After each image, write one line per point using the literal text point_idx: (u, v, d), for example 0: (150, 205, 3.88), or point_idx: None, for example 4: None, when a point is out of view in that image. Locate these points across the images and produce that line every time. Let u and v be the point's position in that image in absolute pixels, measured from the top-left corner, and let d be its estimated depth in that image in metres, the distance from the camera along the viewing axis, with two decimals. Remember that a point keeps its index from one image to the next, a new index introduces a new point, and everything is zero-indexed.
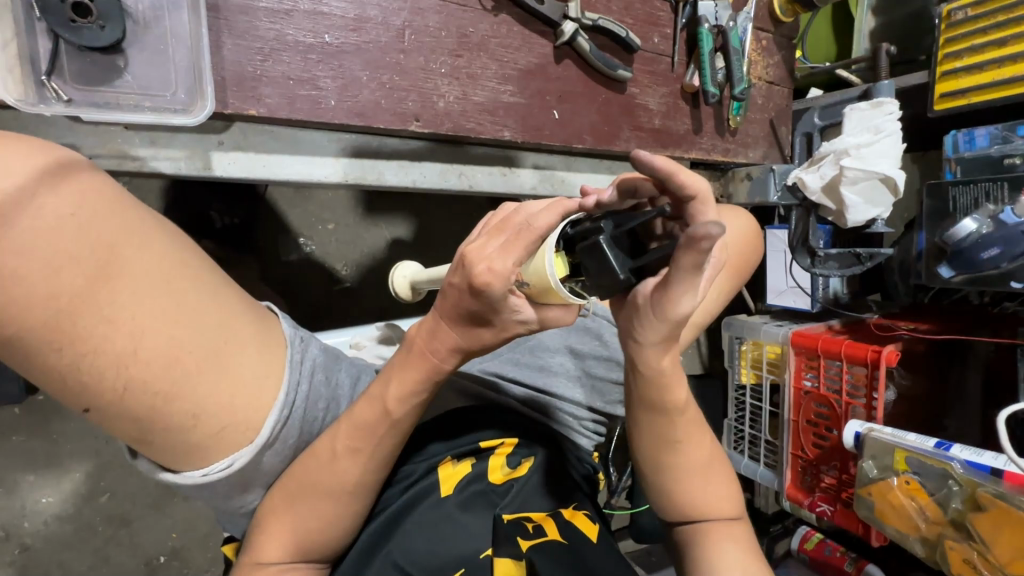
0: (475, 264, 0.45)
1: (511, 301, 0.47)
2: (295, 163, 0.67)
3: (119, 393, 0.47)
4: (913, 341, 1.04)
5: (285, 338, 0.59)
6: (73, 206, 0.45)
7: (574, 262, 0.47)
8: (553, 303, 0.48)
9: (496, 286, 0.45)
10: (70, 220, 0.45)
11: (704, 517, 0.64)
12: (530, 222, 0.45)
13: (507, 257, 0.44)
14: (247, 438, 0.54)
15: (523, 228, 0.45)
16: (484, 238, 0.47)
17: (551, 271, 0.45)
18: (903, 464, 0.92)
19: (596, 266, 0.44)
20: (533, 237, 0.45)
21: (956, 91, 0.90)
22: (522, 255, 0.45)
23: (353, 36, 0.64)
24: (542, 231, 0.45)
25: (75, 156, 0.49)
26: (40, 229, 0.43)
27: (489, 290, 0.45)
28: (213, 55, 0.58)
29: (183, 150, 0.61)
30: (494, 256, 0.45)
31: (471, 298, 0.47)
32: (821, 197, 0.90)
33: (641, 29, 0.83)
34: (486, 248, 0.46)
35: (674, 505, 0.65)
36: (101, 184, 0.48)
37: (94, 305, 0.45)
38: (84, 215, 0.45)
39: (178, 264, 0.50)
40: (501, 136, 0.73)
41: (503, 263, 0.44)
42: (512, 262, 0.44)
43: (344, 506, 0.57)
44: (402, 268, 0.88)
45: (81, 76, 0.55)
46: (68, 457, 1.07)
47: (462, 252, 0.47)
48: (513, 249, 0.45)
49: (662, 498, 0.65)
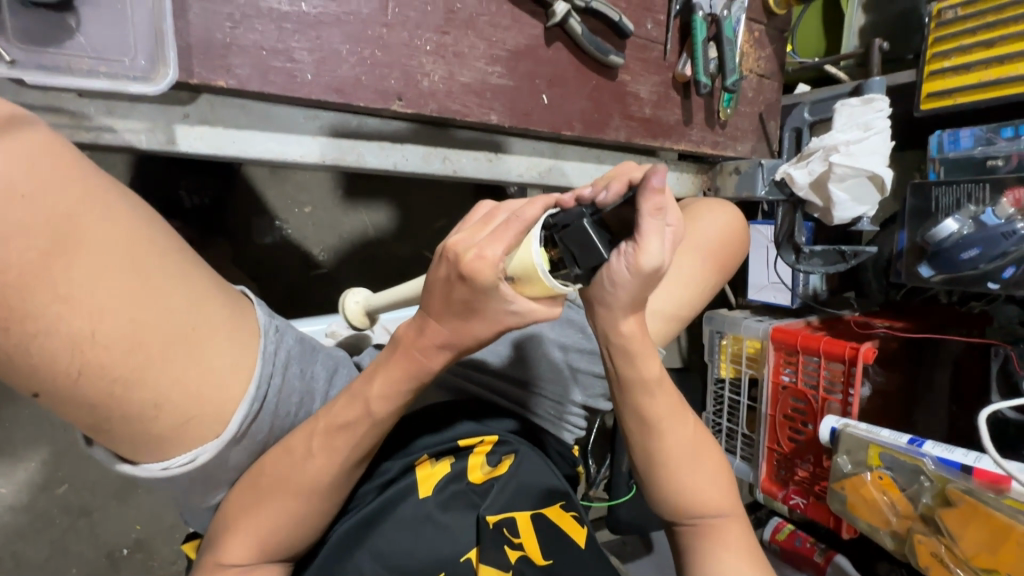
0: (464, 252, 0.42)
1: (500, 290, 0.44)
2: (268, 141, 0.63)
3: (73, 377, 0.43)
4: (888, 338, 1.06)
5: (259, 327, 0.55)
6: (28, 171, 0.41)
7: (557, 255, 0.45)
8: (539, 295, 0.46)
9: (486, 275, 0.42)
10: (24, 186, 0.40)
11: (692, 516, 0.63)
12: (518, 211, 0.43)
13: (497, 244, 0.42)
14: (212, 431, 0.51)
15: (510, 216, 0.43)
16: (473, 227, 0.44)
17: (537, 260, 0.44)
18: (876, 460, 0.93)
19: (581, 250, 0.44)
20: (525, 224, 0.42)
21: (943, 91, 0.90)
22: (512, 242, 0.42)
23: (333, 6, 0.60)
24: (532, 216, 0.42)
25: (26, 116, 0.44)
26: None
27: (480, 281, 0.42)
28: (178, 19, 0.53)
29: (144, 121, 0.57)
30: (483, 243, 0.42)
31: (455, 295, 0.44)
32: (808, 193, 0.90)
33: (634, 14, 0.80)
34: (474, 238, 0.43)
35: (662, 503, 0.64)
36: (54, 143, 0.44)
37: (47, 282, 0.41)
38: (38, 180, 0.41)
39: (145, 240, 0.46)
40: (488, 119, 0.70)
41: (494, 251, 0.42)
42: (502, 250, 0.42)
43: (315, 506, 0.55)
44: (353, 294, 0.77)
45: (27, 36, 0.50)
46: (22, 447, 1.01)
47: (444, 246, 0.44)
48: (502, 236, 0.42)
49: (651, 495, 0.65)
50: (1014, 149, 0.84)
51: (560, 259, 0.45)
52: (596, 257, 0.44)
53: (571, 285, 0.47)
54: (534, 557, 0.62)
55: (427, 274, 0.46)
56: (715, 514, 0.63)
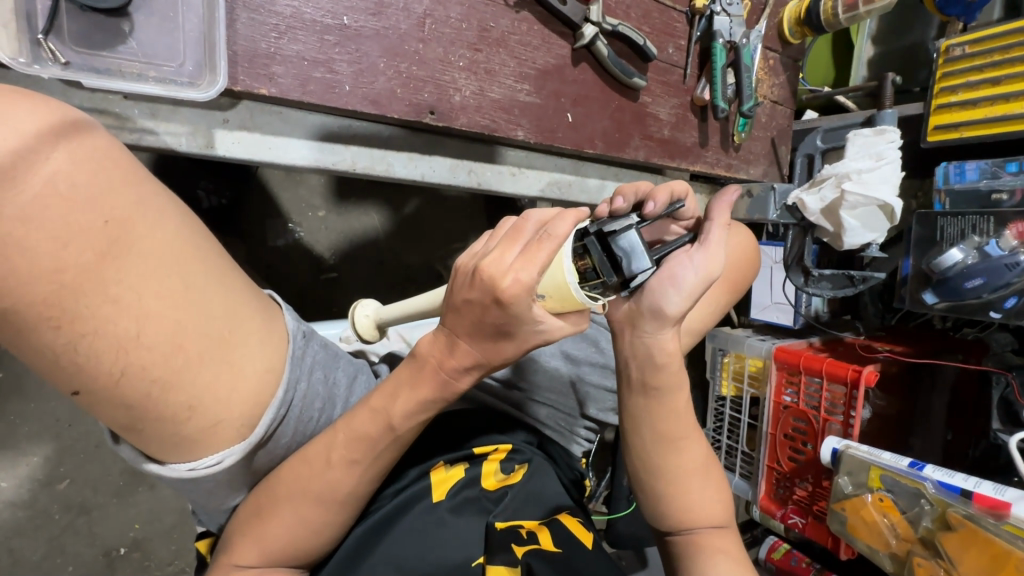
0: (498, 276, 0.43)
1: (534, 311, 0.45)
2: (299, 149, 0.64)
3: (115, 377, 0.43)
4: (889, 362, 1.07)
5: (287, 332, 0.56)
6: (90, 175, 0.42)
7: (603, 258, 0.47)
8: (567, 309, 0.48)
9: (522, 298, 0.43)
10: (83, 190, 0.41)
11: (696, 530, 0.64)
12: (549, 229, 0.44)
13: (531, 267, 0.43)
14: (240, 434, 0.51)
15: (542, 236, 0.44)
16: (499, 247, 0.44)
17: (571, 275, 0.46)
18: (877, 482, 0.95)
19: (637, 249, 0.47)
20: (556, 244, 0.44)
21: (949, 125, 0.93)
22: (545, 263, 0.43)
23: (373, 21, 0.61)
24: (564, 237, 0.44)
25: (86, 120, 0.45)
26: (52, 196, 0.40)
27: (515, 304, 0.43)
28: (227, 28, 0.54)
29: (185, 125, 0.58)
30: (517, 266, 0.43)
31: (488, 314, 0.45)
32: (820, 218, 0.92)
33: (657, 39, 0.83)
34: (504, 258, 0.43)
35: (665, 515, 0.65)
36: (114, 153, 0.45)
37: (100, 283, 0.42)
38: (96, 184, 0.42)
39: (189, 246, 0.47)
40: (515, 135, 0.72)
41: (529, 274, 0.43)
42: (538, 273, 0.43)
43: (334, 512, 0.55)
44: (362, 306, 0.74)
45: (81, 38, 0.51)
46: (25, 441, 1.01)
47: (475, 267, 0.44)
48: (535, 258, 0.43)
49: (654, 507, 0.65)
50: (1018, 183, 0.87)
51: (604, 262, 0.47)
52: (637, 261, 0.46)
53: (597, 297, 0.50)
54: (544, 550, 0.59)
55: (449, 293, 0.47)
56: (711, 524, 0.64)
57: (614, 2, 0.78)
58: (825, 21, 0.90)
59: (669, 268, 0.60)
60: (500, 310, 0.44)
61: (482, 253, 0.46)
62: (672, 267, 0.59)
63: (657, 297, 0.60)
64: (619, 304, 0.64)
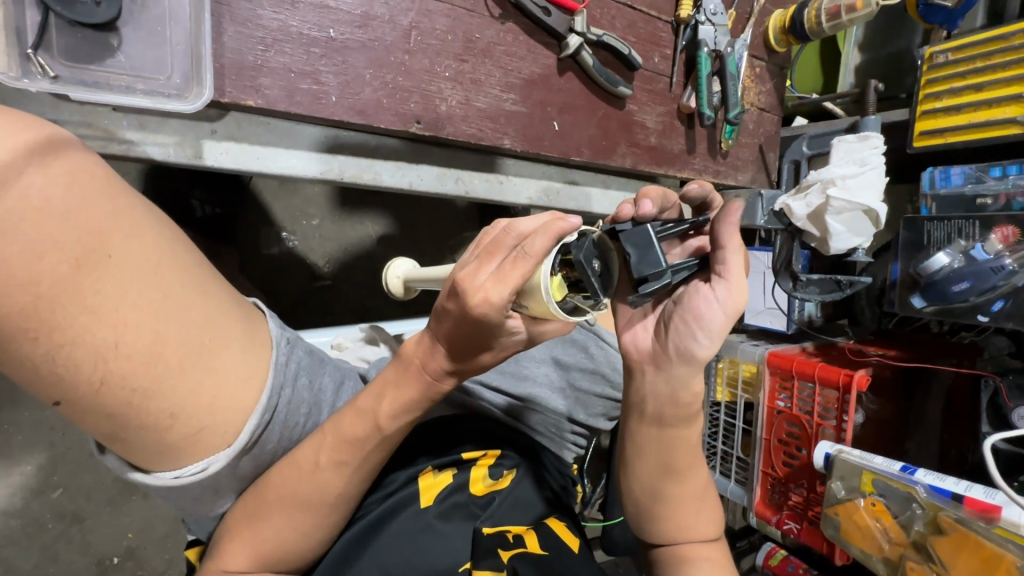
0: (468, 293, 0.43)
1: (506, 325, 0.46)
2: (287, 158, 0.65)
3: (95, 386, 0.44)
4: (881, 367, 1.07)
5: (271, 340, 0.56)
6: (64, 189, 0.43)
7: (599, 270, 0.46)
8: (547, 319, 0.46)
9: (493, 316, 0.43)
10: (57, 203, 0.42)
11: (681, 543, 0.65)
12: (524, 248, 0.42)
13: (503, 286, 0.42)
14: (224, 441, 0.51)
15: (518, 254, 0.42)
16: (476, 262, 0.44)
17: (548, 294, 0.43)
18: (869, 486, 0.95)
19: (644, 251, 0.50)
20: (531, 263, 0.42)
21: (934, 130, 0.94)
22: (519, 283, 0.42)
23: (359, 33, 0.63)
24: (540, 256, 0.42)
25: (66, 135, 0.46)
26: (25, 210, 0.41)
27: (486, 319, 0.44)
28: (214, 41, 0.56)
29: (173, 136, 0.59)
30: (489, 285, 0.43)
31: (466, 322, 0.45)
32: (806, 223, 0.90)
33: (642, 48, 0.84)
34: (478, 276, 0.44)
35: (652, 526, 0.66)
36: (93, 166, 0.46)
37: (77, 294, 0.42)
38: (73, 197, 0.43)
39: (167, 255, 0.48)
40: (501, 143, 0.73)
41: (499, 294, 0.42)
42: (509, 293, 0.42)
43: (321, 518, 0.56)
44: (395, 267, 0.87)
45: (70, 52, 0.52)
46: (19, 449, 1.01)
47: (455, 280, 0.45)
48: (509, 278, 0.42)
49: (640, 511, 0.66)
50: (1003, 188, 0.88)
51: (599, 277, 0.46)
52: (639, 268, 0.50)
53: (586, 308, 0.47)
54: (531, 552, 0.60)
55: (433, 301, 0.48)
56: (697, 525, 0.65)
57: (599, 12, 0.80)
58: (809, 29, 0.91)
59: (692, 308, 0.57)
60: (473, 320, 0.44)
61: (466, 264, 0.47)
62: (697, 307, 0.57)
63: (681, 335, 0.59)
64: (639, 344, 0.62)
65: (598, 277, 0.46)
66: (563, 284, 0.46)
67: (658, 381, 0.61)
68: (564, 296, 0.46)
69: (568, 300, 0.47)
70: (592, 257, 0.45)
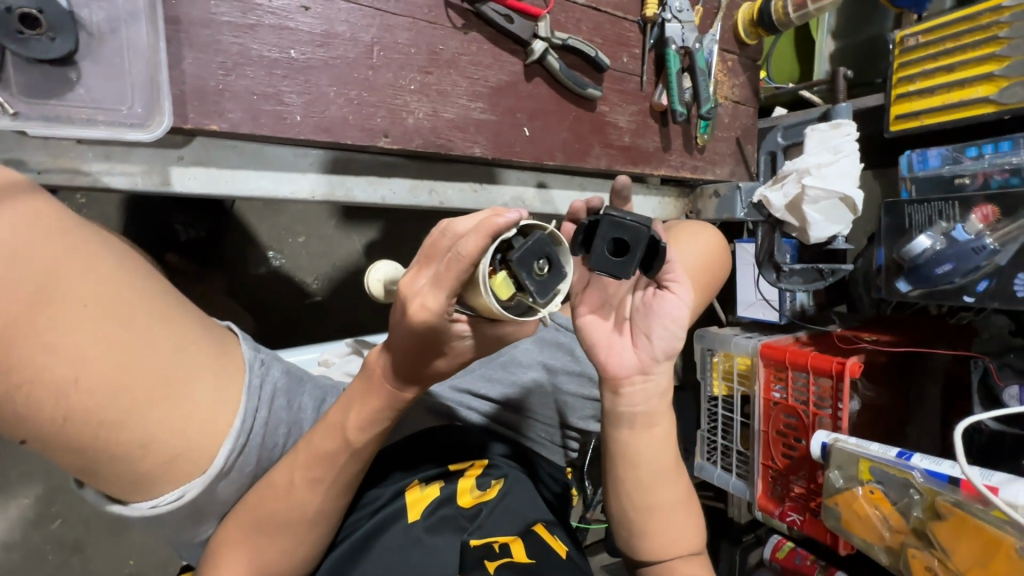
0: (410, 300, 0.45)
1: (454, 328, 0.46)
2: (260, 179, 0.66)
3: (59, 422, 0.44)
4: (874, 352, 1.07)
5: (244, 362, 0.57)
6: (11, 228, 0.43)
7: (543, 274, 0.41)
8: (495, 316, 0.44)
9: (431, 321, 0.44)
10: (6, 243, 0.42)
11: (667, 560, 0.65)
12: (458, 251, 0.41)
13: (439, 292, 0.43)
14: (200, 467, 0.51)
15: (452, 258, 0.41)
16: (416, 267, 0.46)
17: (491, 300, 0.41)
18: (866, 474, 0.93)
19: (616, 254, 0.47)
20: (466, 266, 0.41)
21: (910, 113, 0.94)
22: (454, 287, 0.42)
23: (321, 52, 0.63)
24: (472, 257, 0.40)
25: (16, 178, 0.47)
26: None
27: (428, 326, 0.45)
28: (173, 69, 0.56)
29: (140, 165, 0.60)
30: (426, 292, 0.44)
31: (420, 336, 0.46)
32: (784, 214, 0.93)
33: (611, 49, 0.84)
34: (417, 283, 0.46)
35: (643, 542, 0.66)
36: (42, 208, 0.46)
37: (32, 332, 0.43)
38: (22, 237, 0.43)
39: (126, 286, 0.48)
40: (472, 152, 0.73)
41: (435, 301, 0.44)
42: (444, 298, 0.43)
43: (302, 535, 0.56)
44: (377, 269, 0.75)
45: (29, 88, 0.53)
46: (16, 482, 1.01)
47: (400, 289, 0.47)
48: (443, 283, 0.43)
49: (621, 525, 0.67)
50: (979, 167, 0.88)
51: (541, 283, 0.41)
52: (623, 267, 0.47)
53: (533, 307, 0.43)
54: (516, 562, 0.58)
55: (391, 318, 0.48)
56: (674, 511, 0.65)
57: (564, 17, 0.80)
58: (777, 20, 0.91)
59: (658, 314, 0.61)
60: (417, 330, 0.45)
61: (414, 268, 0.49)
62: (657, 317, 0.61)
63: (630, 341, 0.63)
64: (624, 359, 0.62)
65: (541, 283, 0.40)
66: (509, 282, 0.42)
67: (634, 389, 0.62)
68: (512, 294, 0.42)
69: (518, 298, 0.43)
70: (537, 256, 0.40)
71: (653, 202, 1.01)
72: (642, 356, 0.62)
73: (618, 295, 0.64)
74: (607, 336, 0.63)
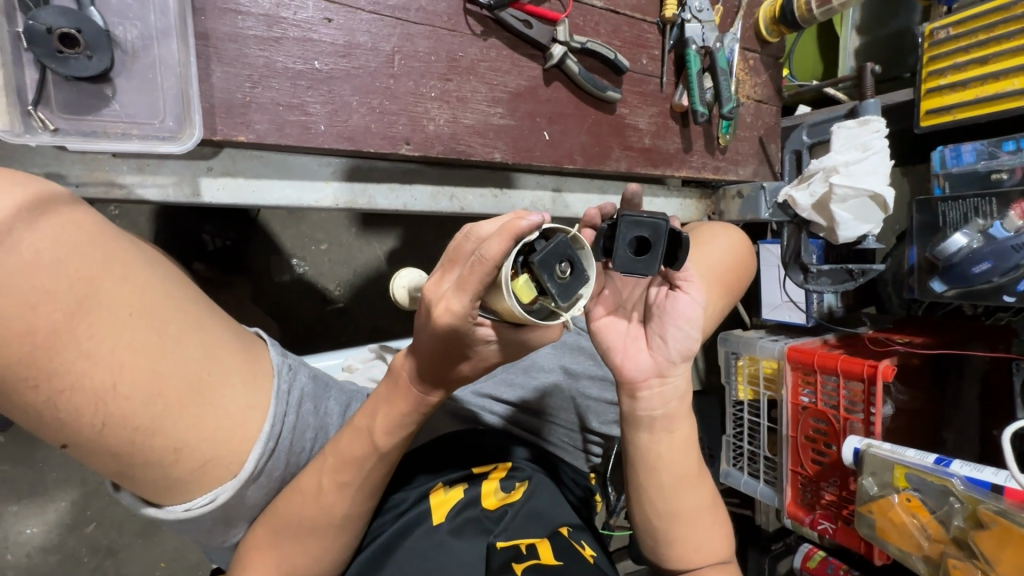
0: (435, 303, 0.45)
1: (479, 333, 0.46)
2: (285, 189, 0.67)
3: (98, 428, 0.46)
4: (908, 356, 1.02)
5: (272, 367, 0.57)
6: (53, 240, 0.44)
7: (566, 277, 0.40)
8: (517, 321, 0.43)
9: (453, 323, 0.44)
10: (48, 254, 0.44)
11: (697, 569, 0.64)
12: (482, 254, 0.40)
13: (462, 295, 0.43)
14: (231, 471, 0.52)
15: (475, 261, 0.41)
16: (440, 272, 0.47)
17: (514, 303, 0.40)
18: (903, 481, 0.90)
19: (637, 253, 0.47)
20: (490, 268, 0.40)
21: (942, 108, 0.90)
22: (478, 291, 0.42)
23: (343, 62, 0.64)
24: (495, 259, 0.40)
25: (57, 188, 0.48)
26: (19, 264, 0.43)
27: (452, 328, 0.45)
28: (203, 83, 0.58)
29: (171, 176, 0.61)
30: (449, 294, 0.44)
31: (445, 340, 0.46)
32: (811, 214, 0.91)
33: (629, 51, 0.84)
34: (441, 287, 0.46)
35: (670, 551, 0.65)
36: (83, 218, 0.48)
37: (73, 340, 0.44)
38: (63, 247, 0.45)
39: (160, 294, 0.49)
40: (492, 157, 0.73)
41: (460, 302, 0.43)
42: (468, 300, 0.43)
43: (330, 539, 0.56)
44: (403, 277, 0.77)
45: (68, 106, 0.55)
46: (52, 486, 1.04)
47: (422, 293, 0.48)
48: (466, 286, 0.42)
49: (647, 533, 0.66)
50: (1017, 162, 0.84)
51: (563, 286, 0.40)
52: (647, 265, 0.46)
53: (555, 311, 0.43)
54: (544, 563, 0.57)
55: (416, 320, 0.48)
56: (701, 514, 0.64)
57: (582, 20, 0.80)
58: (800, 17, 0.89)
59: (672, 316, 0.60)
60: (441, 333, 0.45)
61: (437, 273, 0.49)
62: (672, 319, 0.60)
63: (645, 343, 0.62)
64: (642, 362, 0.61)
65: (564, 286, 0.40)
66: (530, 286, 0.41)
67: (659, 392, 0.61)
68: (534, 298, 0.42)
69: (539, 302, 0.42)
70: (560, 258, 0.40)
71: (674, 204, 1.00)
72: (660, 360, 0.61)
73: (633, 299, 0.64)
74: (622, 338, 0.62)
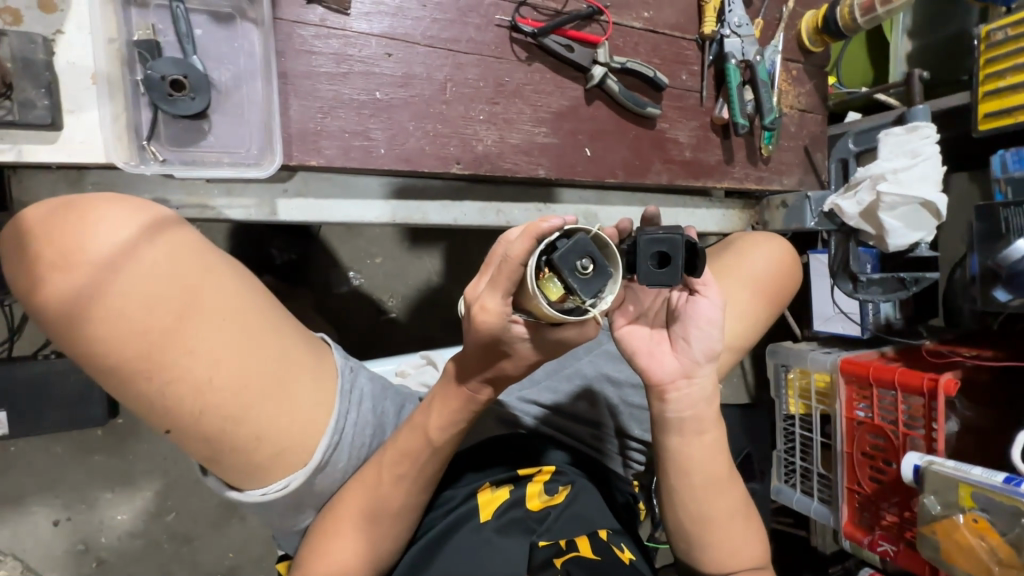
0: (473, 304, 0.49)
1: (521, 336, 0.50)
2: (347, 207, 0.74)
3: (196, 415, 0.53)
4: (974, 369, 0.98)
5: (337, 368, 0.63)
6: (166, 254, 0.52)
7: (587, 272, 0.44)
8: (550, 319, 0.47)
9: (491, 322, 0.48)
10: (162, 266, 0.52)
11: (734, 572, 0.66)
12: (507, 254, 0.45)
13: (495, 293, 0.48)
14: (302, 460, 0.58)
15: (504, 261, 0.45)
16: (479, 274, 0.51)
17: (541, 301, 0.45)
18: (969, 500, 0.85)
19: (657, 267, 0.48)
20: (517, 266, 0.45)
21: (1004, 109, 0.87)
22: (508, 287, 0.46)
23: (401, 91, 0.71)
24: (520, 258, 0.44)
25: (167, 212, 0.56)
26: (139, 274, 0.51)
27: (489, 326, 0.49)
28: (282, 115, 0.66)
29: (254, 199, 0.70)
30: (485, 293, 0.48)
31: (495, 342, 0.51)
32: (859, 222, 0.89)
33: (668, 67, 0.87)
34: (479, 287, 0.50)
35: (710, 556, 0.66)
36: (187, 236, 0.56)
37: (179, 338, 0.51)
38: (173, 260, 0.53)
39: (247, 301, 0.57)
40: (536, 174, 0.78)
41: (495, 301, 0.48)
42: (501, 297, 0.47)
43: (388, 527, 0.61)
44: None
45: (174, 140, 0.65)
46: (140, 476, 1.15)
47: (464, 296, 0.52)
48: (499, 285, 0.47)
49: (683, 538, 0.67)
50: None
51: (585, 282, 0.44)
52: (670, 276, 0.48)
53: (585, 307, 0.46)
54: (584, 555, 0.61)
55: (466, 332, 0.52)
56: (738, 519, 0.66)
57: (622, 41, 0.84)
58: (844, 26, 0.89)
59: (692, 318, 0.62)
60: (483, 333, 0.50)
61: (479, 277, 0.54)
62: (692, 321, 0.62)
63: (669, 346, 0.63)
64: (667, 364, 0.63)
65: (586, 282, 0.44)
66: (556, 284, 0.45)
67: (701, 398, 0.63)
68: (562, 296, 0.46)
69: (569, 300, 0.46)
70: (580, 255, 0.43)
71: (716, 214, 1.01)
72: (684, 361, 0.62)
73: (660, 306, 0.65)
74: (646, 343, 0.63)
